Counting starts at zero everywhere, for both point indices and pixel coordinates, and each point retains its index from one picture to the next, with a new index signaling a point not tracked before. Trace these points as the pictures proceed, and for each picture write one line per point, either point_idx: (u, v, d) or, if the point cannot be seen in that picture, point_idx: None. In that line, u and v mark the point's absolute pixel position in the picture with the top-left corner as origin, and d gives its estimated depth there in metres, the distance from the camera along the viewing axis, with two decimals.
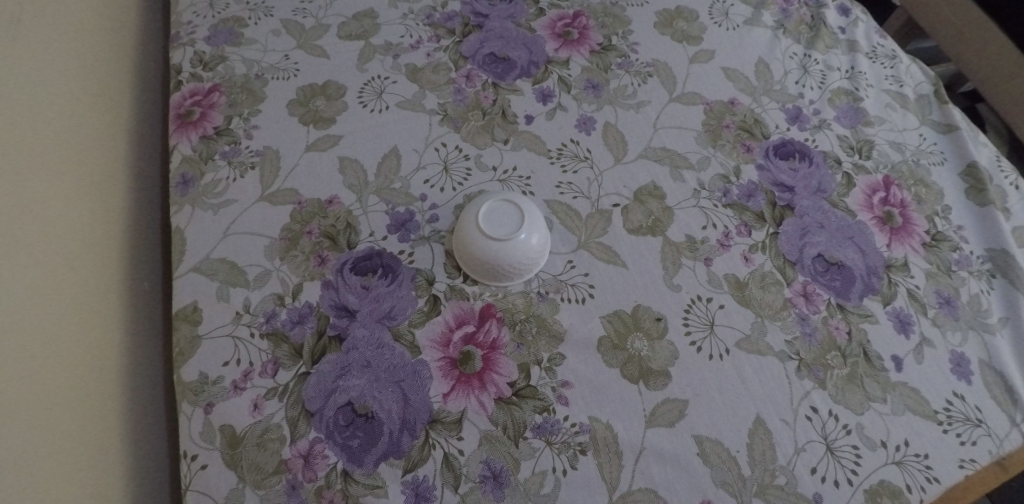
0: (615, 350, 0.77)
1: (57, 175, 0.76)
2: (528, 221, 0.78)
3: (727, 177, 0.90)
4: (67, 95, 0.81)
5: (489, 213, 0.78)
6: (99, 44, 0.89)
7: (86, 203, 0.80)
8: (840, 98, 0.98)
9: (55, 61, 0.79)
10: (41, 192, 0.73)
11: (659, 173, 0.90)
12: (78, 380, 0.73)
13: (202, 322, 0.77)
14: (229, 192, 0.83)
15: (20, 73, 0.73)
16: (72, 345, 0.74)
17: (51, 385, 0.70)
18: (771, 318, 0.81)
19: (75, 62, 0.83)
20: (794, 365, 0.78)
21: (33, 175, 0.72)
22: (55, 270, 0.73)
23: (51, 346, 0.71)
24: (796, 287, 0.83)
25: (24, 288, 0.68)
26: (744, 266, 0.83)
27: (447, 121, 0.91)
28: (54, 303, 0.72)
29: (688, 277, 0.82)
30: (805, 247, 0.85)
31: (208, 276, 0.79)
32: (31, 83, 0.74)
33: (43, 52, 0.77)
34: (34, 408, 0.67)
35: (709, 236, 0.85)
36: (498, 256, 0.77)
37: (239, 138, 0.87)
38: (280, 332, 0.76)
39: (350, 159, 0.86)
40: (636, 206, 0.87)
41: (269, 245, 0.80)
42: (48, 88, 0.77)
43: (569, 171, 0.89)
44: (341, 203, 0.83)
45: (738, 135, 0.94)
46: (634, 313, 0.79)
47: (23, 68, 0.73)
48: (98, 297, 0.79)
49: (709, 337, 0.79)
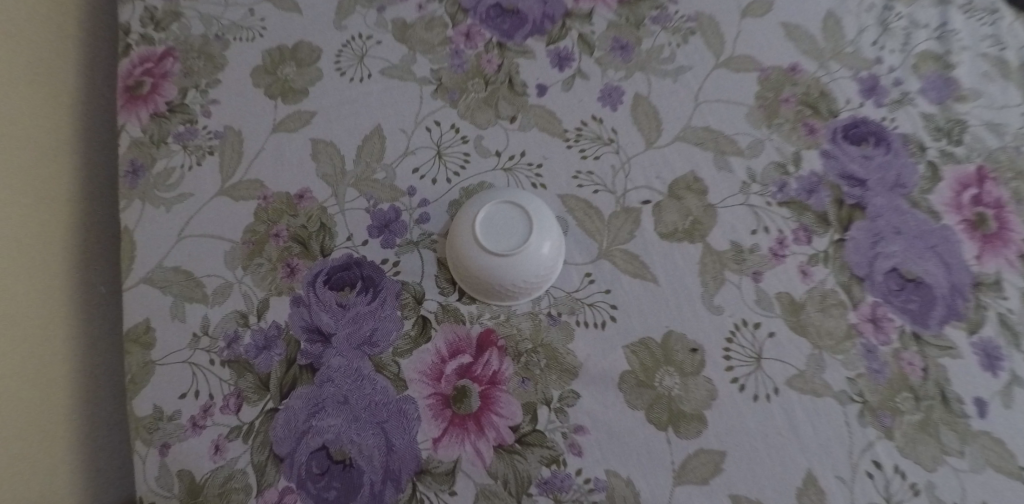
0: (641, 388, 0.64)
1: None
2: (536, 226, 0.64)
3: (783, 167, 0.74)
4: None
5: (489, 221, 0.64)
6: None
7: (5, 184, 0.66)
8: (926, 65, 0.80)
9: None
10: None
11: (701, 159, 0.74)
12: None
13: (156, 345, 0.65)
14: (184, 184, 0.69)
15: None
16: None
17: None
18: (831, 351, 0.67)
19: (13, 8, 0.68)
20: (856, 410, 0.66)
21: None
22: None
23: None
24: (862, 310, 0.69)
25: None
26: (802, 283, 0.69)
27: (441, 93, 0.75)
28: None
29: (732, 296, 0.68)
30: (877, 259, 0.70)
31: (161, 289, 0.66)
32: None
33: None
34: None
35: (760, 243, 0.70)
36: (504, 274, 0.64)
37: (195, 116, 0.72)
38: (243, 360, 0.64)
39: (324, 141, 0.72)
40: (671, 203, 0.72)
41: (230, 251, 0.67)
42: None
43: (589, 157, 0.74)
44: (313, 198, 0.69)
45: (798, 112, 0.77)
46: (664, 343, 0.66)
47: None
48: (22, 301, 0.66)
49: (754, 373, 0.66)
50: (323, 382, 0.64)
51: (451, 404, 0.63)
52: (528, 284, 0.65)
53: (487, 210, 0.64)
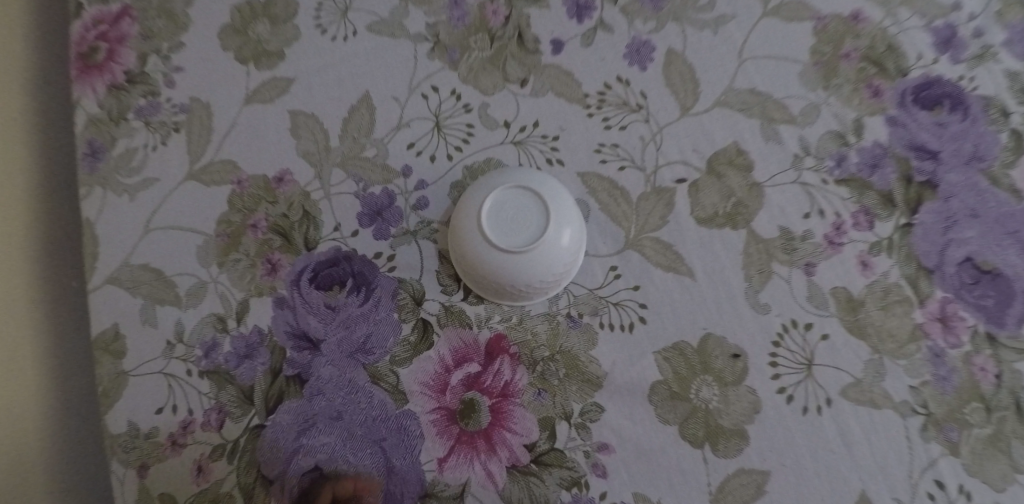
0: (674, 401, 0.56)
1: None
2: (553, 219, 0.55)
3: (842, 137, 0.63)
4: None
5: (498, 212, 0.55)
6: None
7: None
8: (1012, 11, 0.66)
9: None
10: None
11: (744, 129, 0.63)
12: None
13: (127, 354, 0.58)
14: (149, 168, 0.61)
15: None
16: None
17: None
18: (892, 355, 0.59)
19: None
20: (918, 423, 0.58)
21: None
22: None
23: None
24: (930, 307, 0.60)
25: None
26: (861, 276, 0.60)
27: (439, 52, 0.65)
28: None
29: (780, 292, 0.59)
30: (949, 246, 0.61)
31: (128, 290, 0.58)
32: None
33: None
34: None
35: (813, 229, 0.61)
36: (515, 273, 0.55)
37: (157, 87, 0.63)
38: (223, 370, 0.57)
39: (305, 114, 0.62)
40: (710, 182, 0.62)
41: (203, 246, 0.59)
42: None
43: (613, 127, 0.64)
44: (294, 181, 0.61)
45: (861, 69, 0.65)
46: (700, 348, 0.57)
47: None
48: None
49: (805, 382, 0.58)
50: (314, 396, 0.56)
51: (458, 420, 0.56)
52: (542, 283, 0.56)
53: (496, 198, 0.55)
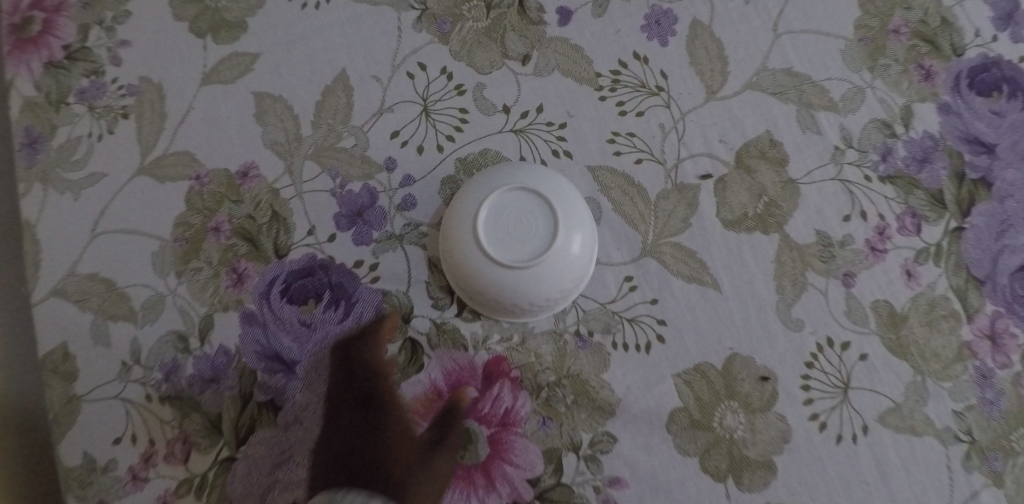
0: (694, 430, 0.50)
1: None
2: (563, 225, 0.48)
3: (888, 127, 0.56)
4: None
5: (496, 223, 0.48)
6: None
7: None
8: None
9: None
10: None
11: (779, 117, 0.56)
12: None
13: (79, 377, 0.50)
14: (94, 160, 0.53)
15: None
16: None
17: None
18: (936, 377, 0.53)
19: None
20: (961, 451, 0.52)
21: None
22: None
23: None
24: (979, 324, 0.53)
25: None
26: (905, 287, 0.53)
27: (428, 23, 0.56)
28: None
29: (815, 306, 0.52)
30: (1003, 254, 0.54)
31: (77, 303, 0.51)
32: None
33: None
34: None
35: (853, 233, 0.54)
36: (519, 290, 0.48)
37: (102, 64, 0.54)
38: (186, 395, 0.50)
39: (274, 97, 0.54)
40: (738, 178, 0.54)
41: (159, 252, 0.52)
42: None
43: (628, 113, 0.56)
44: (261, 176, 0.53)
45: (911, 47, 0.57)
46: (725, 370, 0.51)
47: None
48: None
49: (840, 408, 0.51)
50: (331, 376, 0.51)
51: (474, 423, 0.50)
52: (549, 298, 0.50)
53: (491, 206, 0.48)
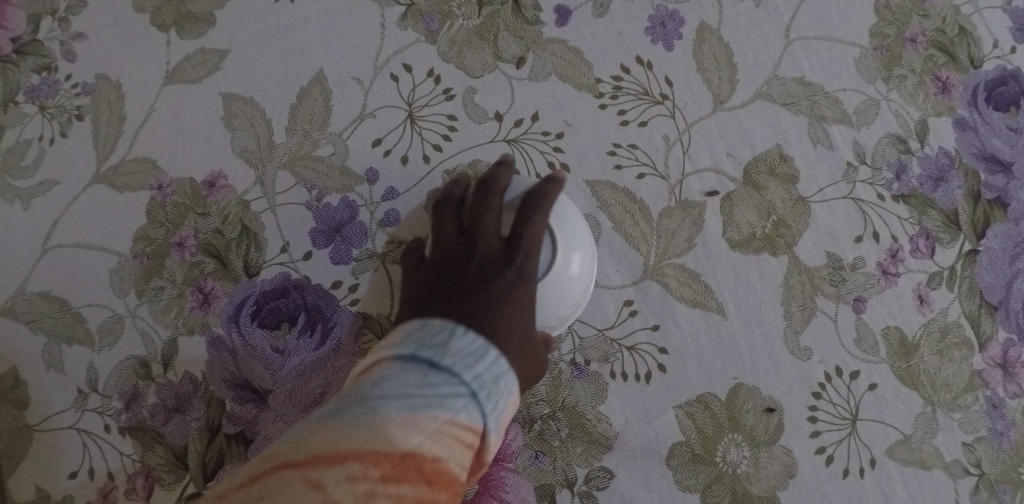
0: (696, 465, 0.47)
1: None
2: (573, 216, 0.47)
3: (903, 142, 0.53)
4: None
5: (531, 236, 0.42)
6: None
7: None
8: None
9: None
10: None
11: (789, 131, 0.52)
12: None
13: (28, 405, 0.46)
14: (45, 165, 0.48)
15: None
16: None
17: None
18: (947, 407, 0.50)
19: None
20: (970, 485, 0.50)
21: None
22: None
23: None
24: (991, 352, 0.51)
25: None
26: (917, 313, 0.50)
27: (415, 21, 0.51)
28: None
29: (822, 333, 0.50)
30: (1017, 278, 0.52)
31: (25, 323, 0.47)
32: None
33: None
34: None
35: (864, 255, 0.51)
36: (558, 304, 0.45)
37: (53, 58, 0.49)
38: (147, 427, 0.46)
39: (247, 100, 0.49)
40: (745, 196, 0.51)
41: (117, 268, 0.47)
42: None
43: (629, 123, 0.52)
44: (231, 187, 0.48)
45: (928, 58, 0.54)
46: (728, 401, 0.48)
47: None
48: None
49: (848, 440, 0.49)
50: (452, 232, 0.43)
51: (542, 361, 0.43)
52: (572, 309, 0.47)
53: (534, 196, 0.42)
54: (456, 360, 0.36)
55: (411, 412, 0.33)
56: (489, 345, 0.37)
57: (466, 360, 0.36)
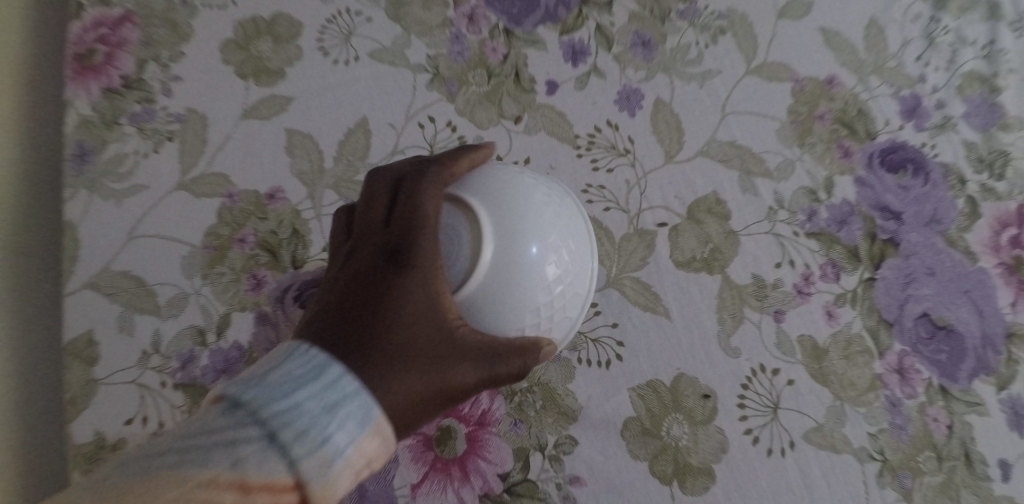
0: (646, 437, 0.58)
1: None
2: (511, 185, 0.45)
3: (814, 193, 0.67)
4: None
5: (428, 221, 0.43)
6: None
7: None
8: (971, 86, 0.73)
9: None
10: None
11: (725, 180, 0.67)
12: None
13: (99, 362, 0.56)
14: (139, 174, 0.60)
15: None
16: None
17: None
18: (853, 403, 0.61)
19: None
20: (875, 469, 0.60)
21: None
22: None
23: None
24: (890, 359, 0.63)
25: None
26: (826, 325, 0.63)
27: (438, 84, 0.66)
28: None
29: (750, 337, 0.62)
30: (908, 302, 0.64)
31: (107, 296, 0.58)
32: None
33: None
34: None
35: (783, 278, 0.64)
36: (520, 299, 0.44)
37: (154, 94, 0.62)
38: (199, 385, 0.56)
39: (303, 134, 0.63)
40: (689, 228, 0.64)
41: (188, 256, 0.59)
42: None
43: (600, 169, 0.66)
44: (286, 198, 0.61)
45: (833, 131, 0.69)
46: (673, 387, 0.59)
47: None
48: None
49: (771, 425, 0.60)
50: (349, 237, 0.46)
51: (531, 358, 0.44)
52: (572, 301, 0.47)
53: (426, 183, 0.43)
54: (271, 387, 0.39)
55: (178, 469, 0.37)
56: (330, 362, 0.41)
57: (281, 390, 0.39)
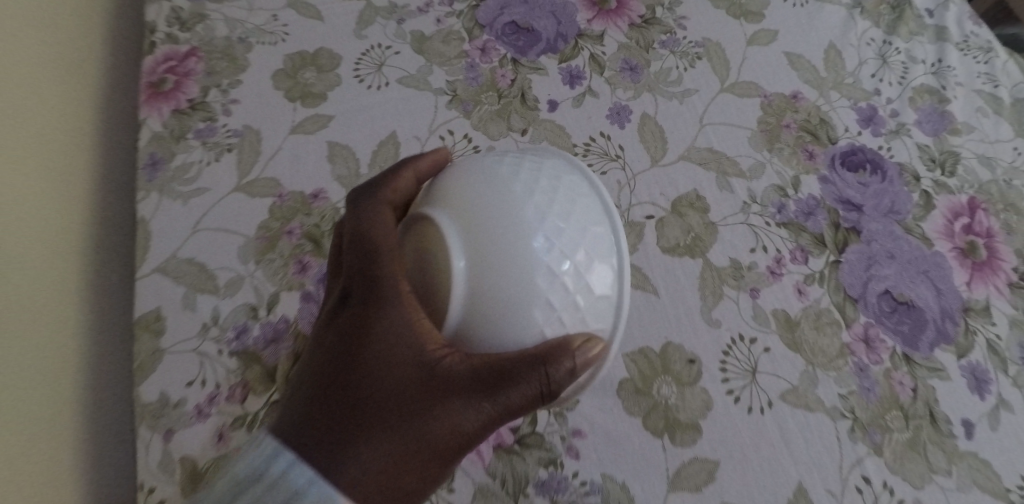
0: (639, 395, 0.66)
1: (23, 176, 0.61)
2: (457, 191, 0.49)
3: (783, 189, 0.76)
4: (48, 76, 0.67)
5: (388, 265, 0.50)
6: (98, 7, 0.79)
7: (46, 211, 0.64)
8: (922, 97, 0.83)
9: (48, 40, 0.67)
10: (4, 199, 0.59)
11: (704, 180, 0.76)
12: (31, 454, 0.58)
13: (166, 333, 0.66)
14: (202, 179, 0.72)
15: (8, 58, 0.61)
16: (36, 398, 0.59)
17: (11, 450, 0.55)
18: (824, 367, 0.69)
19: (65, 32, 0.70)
20: (847, 426, 0.67)
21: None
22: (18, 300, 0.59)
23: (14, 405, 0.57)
24: (855, 330, 0.70)
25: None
26: (797, 301, 0.71)
27: (456, 104, 0.77)
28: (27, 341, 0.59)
29: (730, 311, 0.70)
30: (870, 280, 0.72)
31: (173, 279, 0.68)
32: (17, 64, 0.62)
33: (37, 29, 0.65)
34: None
35: (757, 261, 0.72)
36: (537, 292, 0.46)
37: (216, 114, 0.74)
38: (251, 351, 0.66)
39: (341, 145, 0.74)
40: (673, 219, 0.74)
41: (243, 246, 0.69)
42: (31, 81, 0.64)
43: (596, 172, 0.76)
44: (328, 198, 0.72)
45: (799, 138, 0.79)
46: (662, 353, 0.68)
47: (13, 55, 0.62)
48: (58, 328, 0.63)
49: (750, 386, 0.67)
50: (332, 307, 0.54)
51: (557, 356, 0.46)
52: (583, 267, 0.48)
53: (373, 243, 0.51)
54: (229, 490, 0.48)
55: None
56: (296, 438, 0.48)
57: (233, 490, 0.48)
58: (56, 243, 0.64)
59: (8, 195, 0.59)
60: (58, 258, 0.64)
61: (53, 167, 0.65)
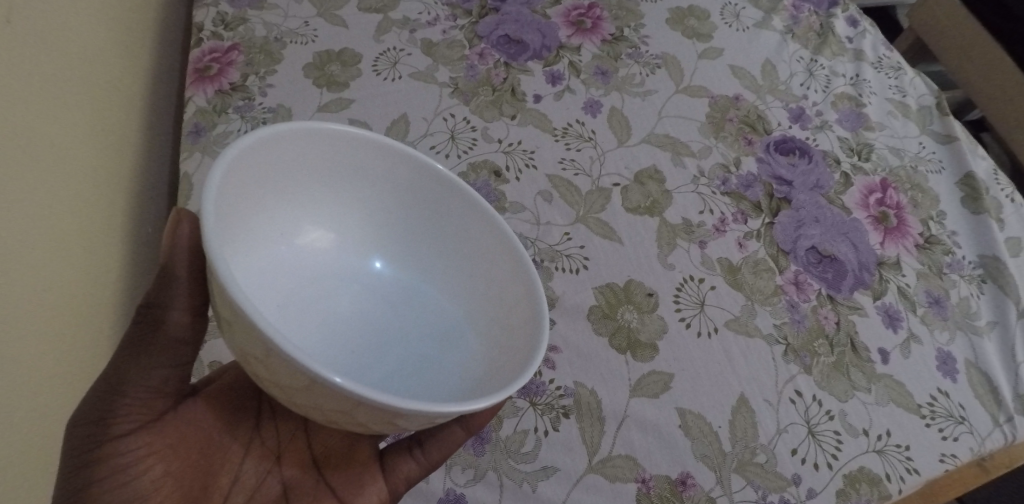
0: (606, 319, 0.78)
1: (96, 104, 0.79)
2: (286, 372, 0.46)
3: (726, 167, 0.92)
4: (121, 48, 0.86)
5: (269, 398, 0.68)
6: (148, 11, 0.95)
7: (104, 140, 0.80)
8: (843, 102, 1.01)
9: (125, 24, 0.88)
10: (84, 110, 0.76)
11: (662, 157, 0.91)
12: (66, 309, 0.69)
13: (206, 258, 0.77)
14: None
15: (103, 17, 0.82)
16: (74, 268, 0.71)
17: (56, 299, 0.68)
18: (761, 302, 0.82)
19: (128, 23, 0.89)
20: (781, 350, 0.79)
21: (77, 102, 0.75)
22: (80, 195, 0.74)
23: (62, 261, 0.69)
24: (787, 275, 0.84)
25: (54, 185, 0.69)
26: (738, 252, 0.85)
27: (457, 94, 0.93)
28: (77, 222, 0.73)
29: (682, 257, 0.84)
30: (799, 238, 0.87)
31: None
32: (110, 28, 0.83)
33: (120, 12, 0.87)
34: (39, 306, 0.65)
35: (705, 221, 0.87)
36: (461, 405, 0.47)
37: (253, 94, 0.88)
38: None
39: (361, 121, 0.88)
40: (635, 186, 0.88)
41: None
42: (114, 47, 0.84)
43: (572, 149, 0.90)
44: None
45: (740, 129, 0.95)
46: (626, 287, 0.81)
47: (108, 20, 0.83)
48: (97, 229, 0.77)
49: (699, 315, 0.80)
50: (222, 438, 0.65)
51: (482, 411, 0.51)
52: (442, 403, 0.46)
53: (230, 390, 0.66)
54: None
55: None
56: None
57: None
58: (101, 164, 0.79)
59: (83, 105, 0.76)
60: (105, 180, 0.80)
61: (110, 111, 0.82)
